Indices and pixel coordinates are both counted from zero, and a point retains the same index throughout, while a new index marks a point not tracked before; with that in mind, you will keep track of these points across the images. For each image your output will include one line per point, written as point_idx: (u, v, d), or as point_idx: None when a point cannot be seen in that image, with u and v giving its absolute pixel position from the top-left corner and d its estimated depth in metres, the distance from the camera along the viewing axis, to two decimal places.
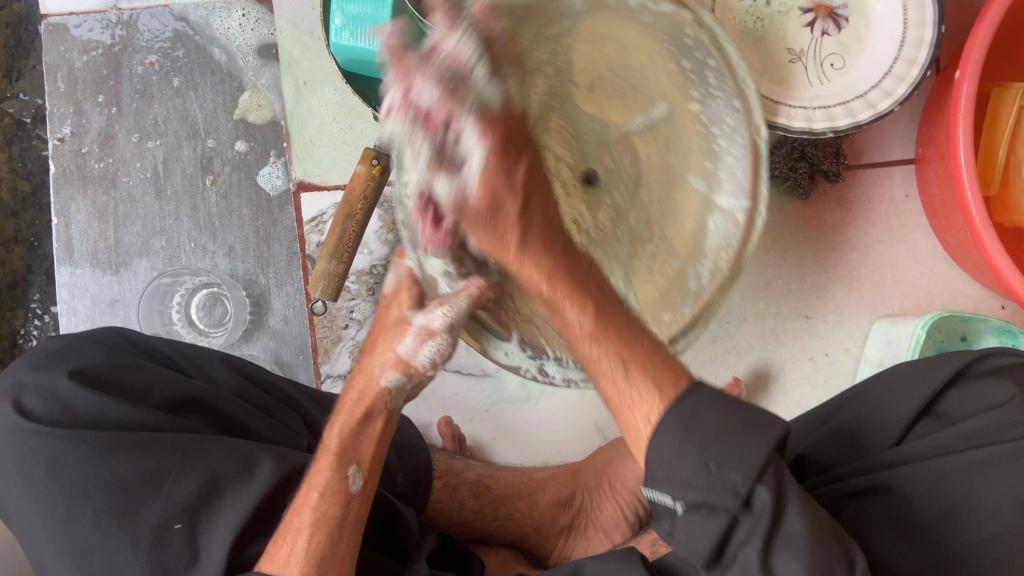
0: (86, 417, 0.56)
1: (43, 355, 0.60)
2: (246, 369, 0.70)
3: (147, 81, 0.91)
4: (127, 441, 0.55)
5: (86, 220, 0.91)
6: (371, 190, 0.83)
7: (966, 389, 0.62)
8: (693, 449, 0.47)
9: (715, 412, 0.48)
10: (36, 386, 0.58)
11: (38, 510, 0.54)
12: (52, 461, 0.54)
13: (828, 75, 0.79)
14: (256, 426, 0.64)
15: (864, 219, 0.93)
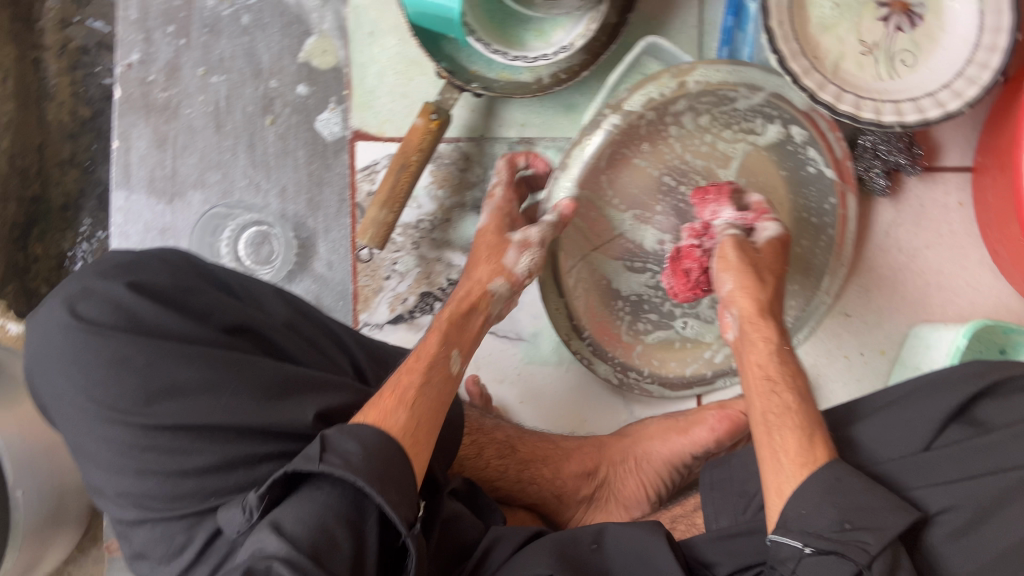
0: (150, 329, 0.58)
1: (112, 265, 0.62)
2: (300, 305, 0.70)
3: (217, 17, 0.92)
4: (188, 351, 0.57)
5: (146, 147, 0.92)
6: (427, 143, 0.85)
7: (1004, 399, 0.62)
8: (832, 508, 0.56)
9: (857, 481, 0.57)
10: (102, 294, 0.59)
11: (94, 406, 0.56)
12: (117, 362, 0.56)
13: (897, 71, 0.79)
14: (305, 360, 0.65)
15: (915, 222, 0.93)
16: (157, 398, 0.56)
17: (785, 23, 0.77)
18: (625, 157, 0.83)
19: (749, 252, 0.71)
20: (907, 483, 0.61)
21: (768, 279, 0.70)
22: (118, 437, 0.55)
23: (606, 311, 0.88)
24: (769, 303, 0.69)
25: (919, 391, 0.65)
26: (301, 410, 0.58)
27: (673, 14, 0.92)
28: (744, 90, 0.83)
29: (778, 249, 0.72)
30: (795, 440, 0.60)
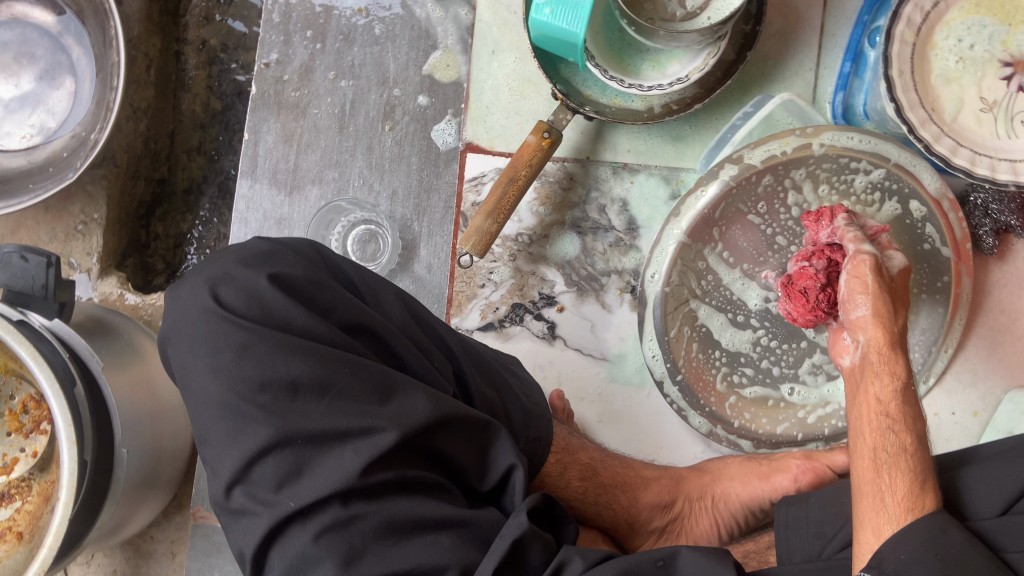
0: (274, 317, 0.62)
1: (250, 254, 0.65)
2: (418, 312, 0.72)
3: (352, 26, 0.98)
4: (307, 346, 0.61)
5: (273, 141, 0.98)
6: (538, 159, 0.88)
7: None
8: (935, 559, 0.56)
9: (961, 535, 0.57)
10: (238, 281, 0.63)
11: (216, 387, 0.60)
12: (244, 347, 0.60)
13: (1016, 131, 0.78)
14: (415, 365, 0.66)
15: (1020, 285, 0.91)
16: (272, 385, 0.60)
17: (906, 72, 0.77)
18: (739, 212, 0.87)
19: (885, 276, 0.72)
20: (1000, 543, 0.60)
21: (897, 311, 0.72)
22: (232, 416, 0.60)
23: (703, 358, 0.90)
24: (899, 339, 0.70)
25: (1016, 449, 0.65)
26: (402, 416, 0.62)
27: (790, 57, 0.93)
28: (863, 163, 0.85)
29: (905, 280, 0.74)
30: (905, 482, 0.61)
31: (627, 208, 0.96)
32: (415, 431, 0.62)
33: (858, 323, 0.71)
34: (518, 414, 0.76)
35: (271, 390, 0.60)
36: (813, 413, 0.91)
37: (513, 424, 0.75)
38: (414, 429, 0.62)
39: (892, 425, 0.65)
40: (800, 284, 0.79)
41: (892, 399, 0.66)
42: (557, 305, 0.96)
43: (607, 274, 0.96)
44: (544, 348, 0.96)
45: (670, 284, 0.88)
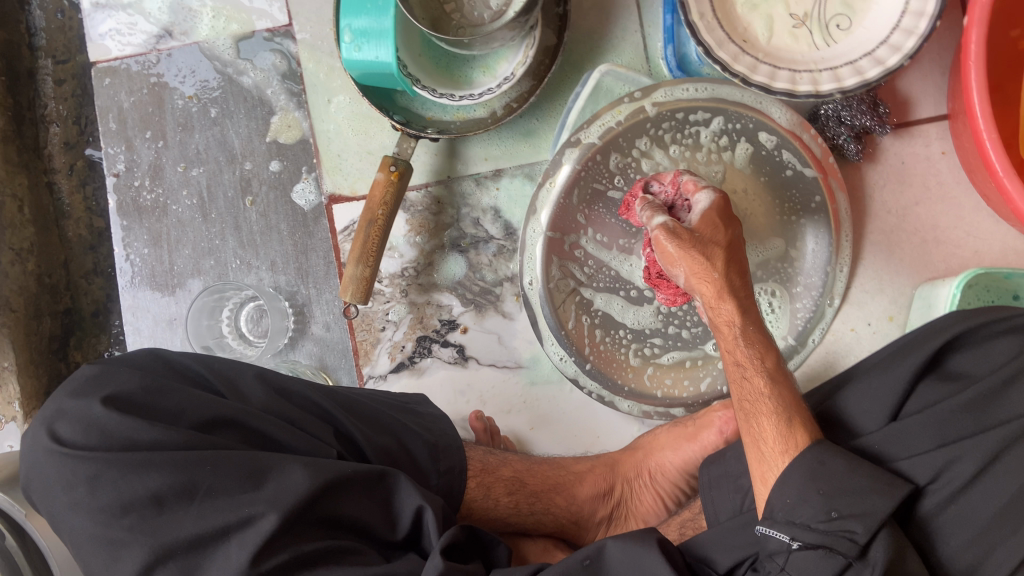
0: (118, 435, 0.59)
1: (81, 382, 0.63)
2: (281, 386, 0.70)
3: (188, 114, 0.98)
4: (160, 457, 0.58)
5: (143, 247, 0.98)
6: (391, 196, 0.87)
7: (975, 350, 0.62)
8: (818, 496, 0.56)
9: (839, 462, 0.58)
10: (75, 414, 0.61)
11: (82, 523, 0.58)
12: (96, 477, 0.58)
13: (833, 37, 0.77)
14: (288, 442, 0.65)
15: (899, 181, 0.90)
16: (134, 506, 0.57)
17: (707, 13, 0.76)
18: (598, 191, 0.86)
19: (684, 235, 0.68)
20: (892, 452, 0.59)
21: (716, 253, 0.68)
22: (106, 547, 0.57)
23: (610, 341, 0.89)
24: (725, 284, 0.68)
25: (892, 356, 0.65)
26: (280, 495, 0.60)
27: (613, 24, 0.93)
28: (702, 113, 0.84)
29: (714, 218, 0.69)
30: (773, 426, 0.62)
31: (501, 215, 0.95)
32: (298, 506, 0.60)
33: (687, 286, 0.70)
34: (422, 451, 0.74)
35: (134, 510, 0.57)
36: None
37: (420, 461, 0.74)
38: (296, 504, 0.60)
39: (751, 378, 0.66)
40: (656, 270, 0.79)
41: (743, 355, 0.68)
42: (460, 328, 0.96)
43: (499, 283, 0.95)
44: (460, 372, 0.96)
45: (552, 279, 0.87)
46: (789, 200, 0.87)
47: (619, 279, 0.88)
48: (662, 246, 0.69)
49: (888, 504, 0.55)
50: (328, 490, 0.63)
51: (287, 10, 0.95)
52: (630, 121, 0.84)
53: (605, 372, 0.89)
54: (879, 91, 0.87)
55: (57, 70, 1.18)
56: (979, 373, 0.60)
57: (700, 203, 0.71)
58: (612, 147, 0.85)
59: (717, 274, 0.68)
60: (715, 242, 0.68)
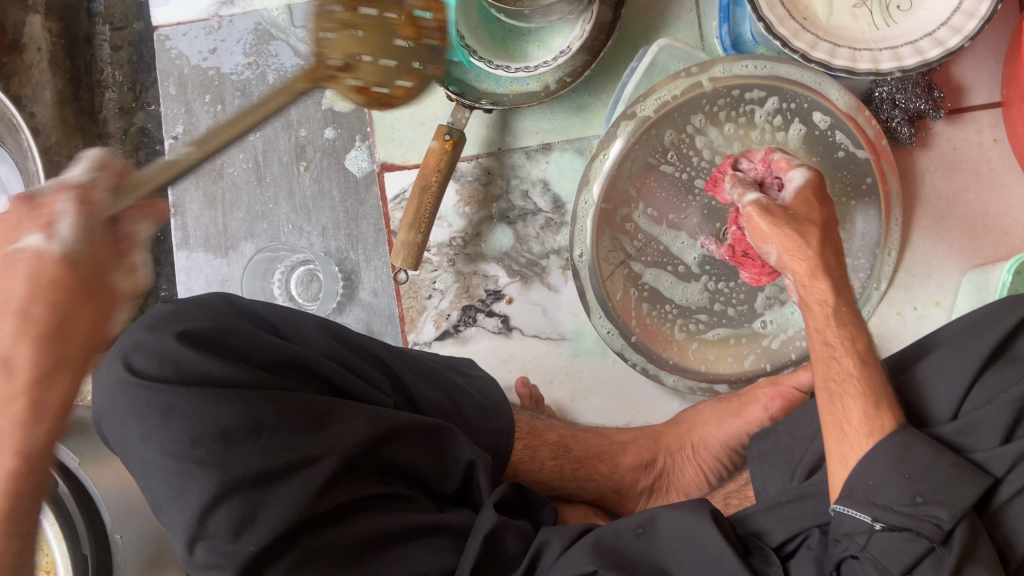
0: (191, 371, 0.62)
1: (156, 317, 0.65)
2: (343, 336, 0.73)
3: (246, 79, 1.00)
4: (230, 395, 0.61)
5: (198, 209, 1.01)
6: (445, 163, 0.89)
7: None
8: (903, 479, 0.57)
9: (927, 450, 0.58)
10: (148, 347, 0.63)
11: (151, 454, 0.60)
12: (168, 409, 0.60)
13: (893, 18, 0.78)
14: (349, 387, 0.68)
15: (950, 167, 0.90)
16: (204, 438, 0.59)
17: None
18: (650, 165, 0.87)
19: (778, 212, 0.71)
20: (968, 444, 0.59)
21: (812, 232, 0.72)
22: (173, 479, 0.59)
23: (656, 314, 0.90)
24: (819, 262, 0.71)
25: (961, 338, 0.64)
26: (340, 438, 0.63)
27: (669, 4, 0.94)
28: (757, 91, 0.85)
29: (809, 198, 0.73)
30: (859, 409, 0.62)
31: (550, 188, 0.97)
32: (356, 450, 0.63)
33: (779, 266, 0.73)
34: (472, 411, 0.76)
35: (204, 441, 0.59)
36: (777, 335, 0.91)
37: (469, 418, 0.75)
38: (354, 449, 0.63)
39: (838, 355, 0.67)
40: (742, 248, 0.81)
41: (832, 332, 0.69)
42: (506, 298, 0.97)
43: (546, 256, 0.97)
44: (503, 342, 0.97)
45: (603, 250, 0.88)
46: (842, 181, 0.87)
47: (668, 253, 0.89)
48: (757, 220, 0.72)
49: (974, 494, 0.55)
50: (384, 439, 0.66)
51: None
52: (687, 96, 0.85)
53: (650, 345, 0.90)
54: (933, 76, 0.88)
55: (114, 36, 1.20)
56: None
57: (794, 177, 0.75)
58: (667, 121, 0.86)
59: (812, 252, 0.71)
60: (809, 220, 0.72)
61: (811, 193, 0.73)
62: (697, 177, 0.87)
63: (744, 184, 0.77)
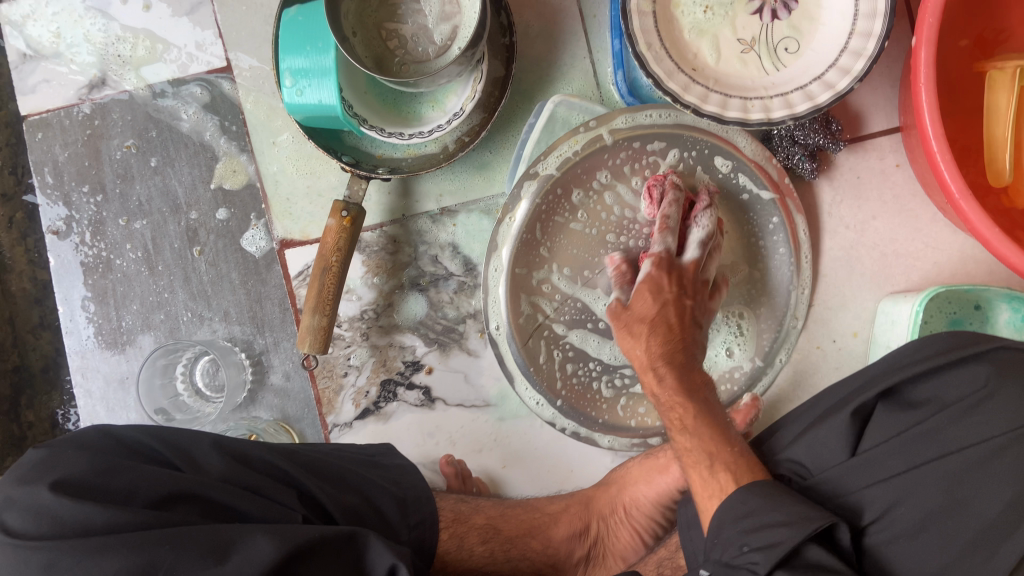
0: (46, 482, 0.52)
1: (27, 469, 0.60)
2: (238, 454, 0.69)
3: (127, 164, 0.94)
4: (115, 540, 0.55)
5: (89, 305, 0.95)
6: (344, 241, 0.84)
7: (937, 380, 0.70)
8: (738, 531, 0.63)
9: (761, 500, 0.64)
10: (18, 501, 0.58)
11: None
12: (48, 565, 0.55)
13: (781, 61, 0.77)
14: (249, 509, 0.64)
15: (855, 195, 0.90)
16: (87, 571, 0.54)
17: (654, 43, 0.76)
18: (559, 223, 0.85)
19: (622, 317, 0.81)
20: (852, 481, 0.69)
21: (644, 323, 0.79)
22: None
23: (580, 375, 0.88)
24: (651, 354, 0.78)
25: (859, 387, 0.74)
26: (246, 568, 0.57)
27: (561, 52, 0.91)
28: (658, 142, 0.84)
29: (645, 291, 0.79)
30: (698, 473, 0.70)
31: (459, 250, 0.93)
32: None
33: (628, 359, 0.82)
34: (391, 509, 0.72)
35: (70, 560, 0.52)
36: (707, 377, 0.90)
37: (388, 516, 0.72)
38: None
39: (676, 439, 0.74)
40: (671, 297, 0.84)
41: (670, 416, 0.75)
42: (425, 368, 0.93)
43: (462, 320, 0.93)
44: (426, 415, 0.93)
45: (521, 316, 0.86)
46: (746, 224, 0.87)
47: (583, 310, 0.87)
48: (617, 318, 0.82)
49: (802, 534, 0.59)
50: (295, 559, 0.60)
51: (224, 52, 0.92)
52: (589, 149, 0.83)
53: (578, 410, 0.88)
54: (831, 109, 0.87)
55: None
56: (938, 403, 0.68)
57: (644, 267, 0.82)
58: (572, 179, 0.84)
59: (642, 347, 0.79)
60: (644, 313, 0.80)
61: (655, 289, 0.79)
62: (603, 234, 0.86)
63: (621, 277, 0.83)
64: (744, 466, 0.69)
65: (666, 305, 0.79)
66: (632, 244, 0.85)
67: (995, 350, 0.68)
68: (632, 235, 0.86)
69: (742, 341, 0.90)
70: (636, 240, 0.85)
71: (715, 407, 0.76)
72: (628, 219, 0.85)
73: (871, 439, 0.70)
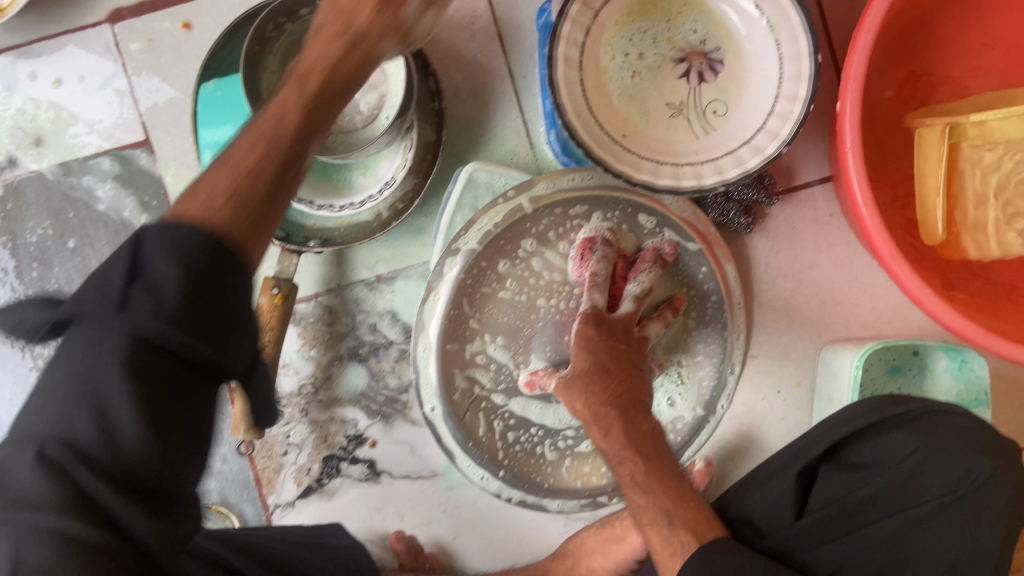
0: (54, 416, 0.39)
1: None
2: None
3: (42, 246, 0.89)
4: None
5: None
6: (277, 321, 0.81)
7: (874, 441, 0.70)
8: None
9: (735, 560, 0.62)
10: None
11: None
12: None
13: (711, 124, 0.77)
14: None
15: (792, 245, 0.90)
16: (165, 547, 0.41)
17: (583, 112, 0.75)
18: (486, 294, 0.84)
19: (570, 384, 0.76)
20: (798, 544, 0.68)
21: (588, 377, 0.75)
22: None
23: (523, 442, 0.87)
24: (600, 402, 0.73)
25: (800, 446, 0.74)
26: None
27: (493, 113, 0.90)
28: (579, 206, 0.84)
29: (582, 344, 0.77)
30: (657, 531, 0.66)
31: (398, 318, 0.91)
32: None
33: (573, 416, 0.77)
34: None
35: (133, 390, 0.39)
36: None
37: None
38: None
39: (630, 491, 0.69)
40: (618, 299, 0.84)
41: (623, 466, 0.70)
42: (368, 442, 0.91)
43: (404, 390, 0.91)
44: (372, 489, 0.91)
45: (456, 391, 0.84)
46: (678, 275, 0.87)
47: (520, 372, 0.86)
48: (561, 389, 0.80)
49: None
50: None
51: (142, 125, 0.88)
52: (512, 220, 0.82)
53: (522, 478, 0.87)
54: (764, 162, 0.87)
55: None
56: (877, 465, 0.68)
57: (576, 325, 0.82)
58: (496, 251, 0.83)
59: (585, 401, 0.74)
60: (586, 365, 0.75)
61: (591, 345, 0.76)
62: (532, 298, 0.85)
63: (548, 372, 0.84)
64: (703, 523, 0.67)
65: (605, 356, 0.76)
66: (563, 305, 0.85)
67: (926, 412, 0.69)
68: (563, 293, 0.85)
69: (683, 391, 0.90)
70: (567, 300, 0.85)
71: (664, 454, 0.71)
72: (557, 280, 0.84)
73: (813, 504, 0.69)
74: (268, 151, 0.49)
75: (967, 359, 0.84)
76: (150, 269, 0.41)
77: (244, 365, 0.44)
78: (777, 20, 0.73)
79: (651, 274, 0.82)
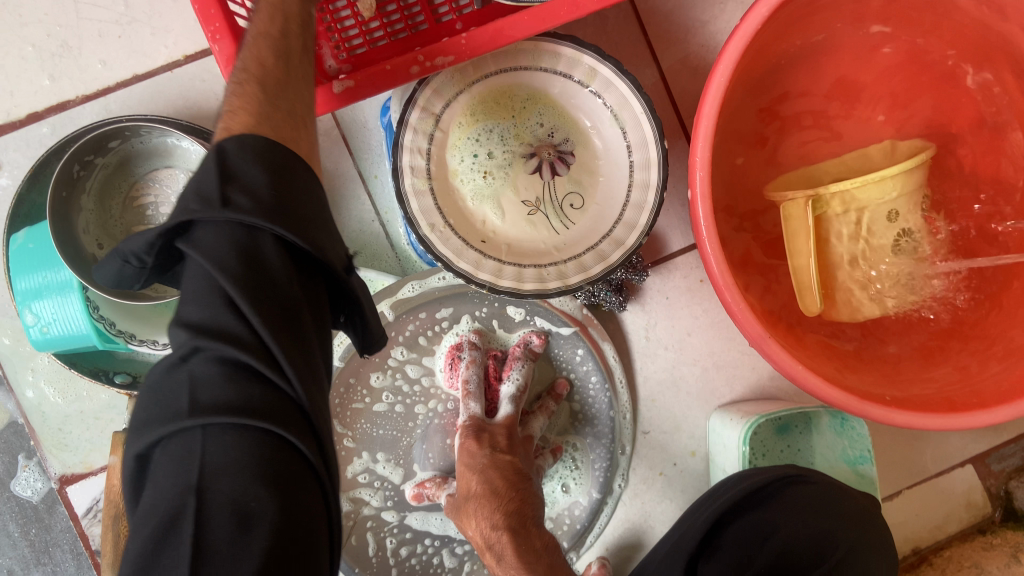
0: (201, 309, 0.44)
1: None
2: None
3: None
4: None
5: None
6: None
7: (739, 524, 0.74)
8: None
9: None
10: None
11: None
12: None
13: (570, 218, 0.76)
14: None
15: (668, 315, 0.88)
16: (313, 409, 0.47)
17: (437, 222, 0.72)
18: (356, 410, 0.81)
19: (462, 505, 0.75)
20: None
21: (476, 502, 0.73)
22: None
23: (417, 559, 0.84)
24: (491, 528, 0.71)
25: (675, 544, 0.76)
26: None
27: (345, 218, 0.84)
28: (444, 308, 0.82)
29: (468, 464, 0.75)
30: None
31: None
32: None
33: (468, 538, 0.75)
34: None
35: (251, 289, 0.44)
36: (546, 518, 0.87)
37: None
38: None
39: None
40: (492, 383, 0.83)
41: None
42: None
43: None
44: None
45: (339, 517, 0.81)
46: (553, 361, 0.86)
47: (405, 485, 0.82)
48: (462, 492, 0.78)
49: None
50: None
51: None
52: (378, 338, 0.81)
53: None
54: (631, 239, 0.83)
55: None
56: (745, 551, 0.72)
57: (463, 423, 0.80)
58: (371, 366, 0.81)
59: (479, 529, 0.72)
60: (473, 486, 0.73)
61: (475, 462, 0.74)
62: (409, 404, 0.82)
63: (437, 483, 0.80)
64: None
65: (491, 473, 0.73)
66: (440, 408, 0.83)
67: (785, 487, 0.74)
68: (440, 395, 0.83)
69: (577, 475, 0.87)
70: (440, 403, 0.83)
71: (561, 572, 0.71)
72: (425, 379, 0.82)
73: None
74: (269, 83, 0.53)
75: (848, 417, 0.84)
76: (234, 167, 0.47)
77: (344, 269, 0.50)
78: (620, 108, 0.72)
79: (524, 372, 0.81)
